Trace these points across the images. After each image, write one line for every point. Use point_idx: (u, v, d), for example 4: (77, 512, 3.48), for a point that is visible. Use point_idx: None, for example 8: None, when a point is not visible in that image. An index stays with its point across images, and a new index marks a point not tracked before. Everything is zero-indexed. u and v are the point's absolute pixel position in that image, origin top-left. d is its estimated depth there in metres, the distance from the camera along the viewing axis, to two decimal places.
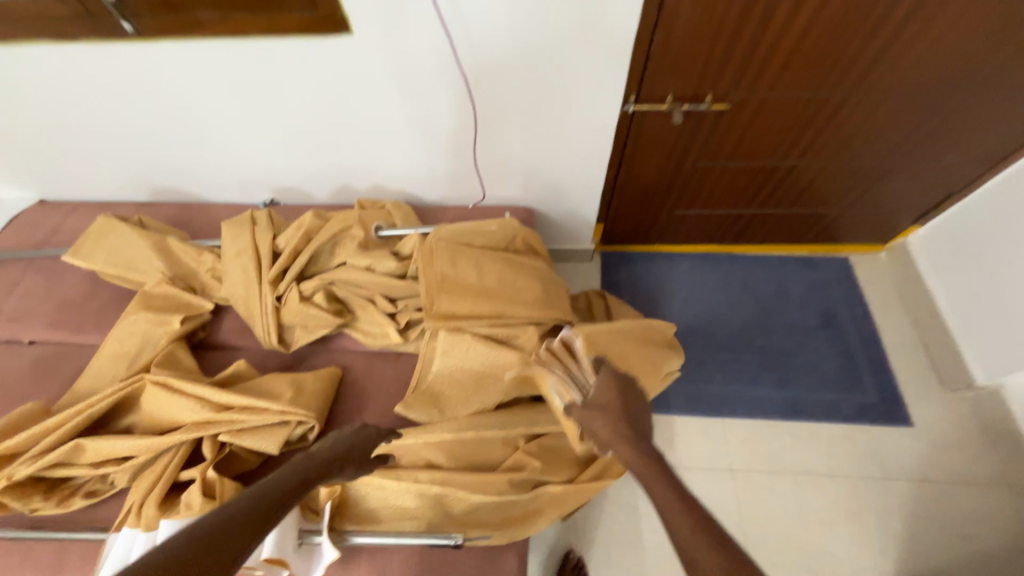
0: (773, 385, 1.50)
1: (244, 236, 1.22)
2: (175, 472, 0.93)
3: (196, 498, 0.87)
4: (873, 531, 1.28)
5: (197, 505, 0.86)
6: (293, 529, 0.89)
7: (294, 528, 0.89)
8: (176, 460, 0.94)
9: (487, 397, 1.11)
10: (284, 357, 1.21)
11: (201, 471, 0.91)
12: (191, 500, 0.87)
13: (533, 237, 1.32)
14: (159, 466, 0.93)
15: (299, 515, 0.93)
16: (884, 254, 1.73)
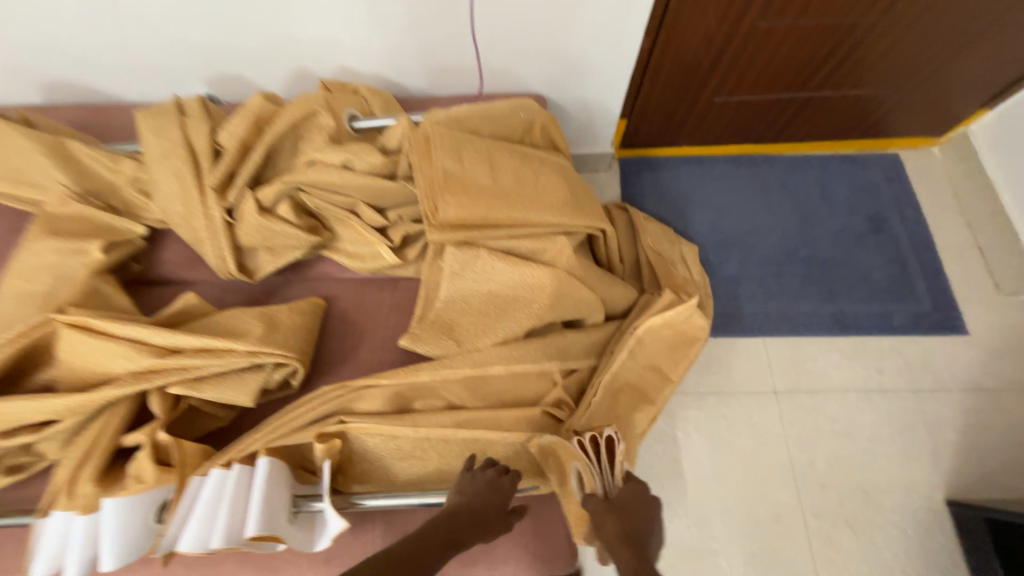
0: (819, 299, 1.34)
1: (170, 131, 0.91)
2: (116, 437, 0.70)
3: (146, 467, 0.67)
4: (924, 446, 1.17)
5: (150, 476, 0.66)
6: (284, 496, 0.67)
7: (285, 495, 0.68)
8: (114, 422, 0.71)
9: (515, 322, 0.87)
10: (249, 290, 0.96)
11: (149, 433, 0.68)
12: (139, 472, 0.67)
13: (554, 125, 1.05)
14: (92, 432, 0.70)
15: (291, 477, 0.72)
16: (937, 149, 1.52)
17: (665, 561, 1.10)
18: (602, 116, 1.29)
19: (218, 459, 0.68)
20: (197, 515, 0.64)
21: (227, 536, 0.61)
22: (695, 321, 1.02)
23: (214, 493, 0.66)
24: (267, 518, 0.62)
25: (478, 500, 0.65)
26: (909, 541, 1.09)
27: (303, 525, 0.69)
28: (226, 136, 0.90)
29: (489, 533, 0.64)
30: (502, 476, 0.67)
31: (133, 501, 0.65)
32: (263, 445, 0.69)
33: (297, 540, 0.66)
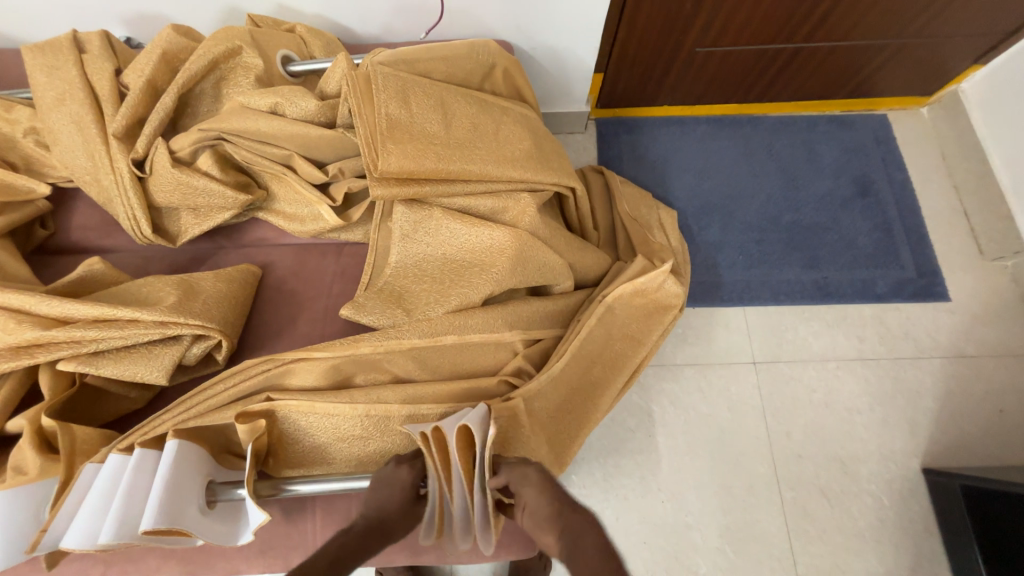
0: (800, 266, 1.28)
1: (65, 69, 0.80)
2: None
3: (28, 457, 0.60)
4: (903, 414, 1.15)
5: (32, 468, 0.59)
6: (196, 483, 0.59)
7: (197, 483, 0.59)
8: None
9: (471, 289, 0.77)
10: (173, 257, 0.85)
11: (30, 419, 0.61)
12: (19, 461, 0.60)
13: (518, 71, 0.94)
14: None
15: (212, 462, 0.64)
16: (927, 109, 1.44)
17: (637, 536, 1.06)
18: (575, 67, 1.17)
19: (117, 445, 0.61)
20: (88, 507, 0.56)
21: (120, 530, 0.53)
22: (670, 288, 0.95)
23: (109, 482, 0.58)
24: (168, 509, 0.54)
25: (377, 496, 0.58)
26: (884, 510, 1.07)
27: (224, 515, 0.61)
28: (132, 77, 0.79)
29: (399, 532, 0.57)
30: (403, 467, 0.61)
31: (13, 494, 0.58)
32: (171, 426, 0.62)
33: (216, 534, 0.58)
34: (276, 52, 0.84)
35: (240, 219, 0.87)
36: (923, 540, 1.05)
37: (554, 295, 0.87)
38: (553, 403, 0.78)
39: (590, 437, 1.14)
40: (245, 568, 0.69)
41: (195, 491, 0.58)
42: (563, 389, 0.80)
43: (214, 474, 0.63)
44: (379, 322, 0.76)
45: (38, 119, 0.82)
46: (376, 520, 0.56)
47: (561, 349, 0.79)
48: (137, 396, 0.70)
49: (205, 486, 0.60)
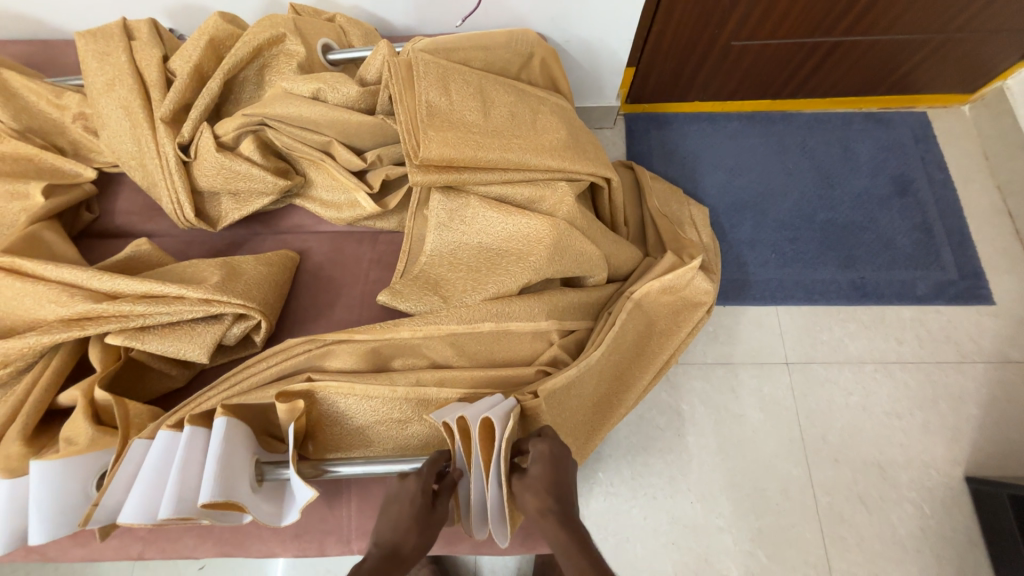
0: (836, 266, 1.25)
1: (115, 55, 0.81)
2: (48, 397, 0.64)
3: (80, 429, 0.62)
4: (946, 420, 1.10)
5: (82, 439, 0.61)
6: (246, 461, 0.59)
7: (248, 462, 0.59)
8: (44, 377, 0.64)
9: (510, 278, 0.76)
10: (211, 242, 0.86)
11: (84, 391, 0.63)
12: (73, 437, 0.61)
13: (555, 60, 0.93)
14: (23, 385, 0.64)
15: (255, 441, 0.64)
16: (969, 106, 1.39)
17: (666, 537, 1.04)
18: (609, 60, 1.16)
19: (166, 421, 0.61)
20: (142, 481, 0.56)
21: (178, 505, 0.53)
22: (699, 284, 0.94)
23: (161, 458, 0.58)
24: (224, 485, 0.54)
25: (390, 517, 0.56)
26: (925, 519, 1.03)
27: (271, 496, 0.61)
28: (179, 63, 0.81)
29: (415, 554, 0.55)
30: (409, 477, 0.58)
31: (65, 465, 0.59)
32: (217, 403, 0.63)
33: (264, 515, 0.58)
34: (318, 40, 0.84)
35: (278, 205, 0.88)
36: (966, 552, 1.00)
37: (588, 288, 0.86)
38: (584, 392, 0.76)
39: (617, 434, 1.12)
40: (280, 551, 0.69)
41: (246, 469, 0.58)
42: (594, 378, 0.78)
43: (260, 455, 0.64)
44: (414, 308, 0.76)
45: (87, 105, 0.84)
46: (387, 547, 0.54)
47: (598, 341, 0.77)
48: (179, 374, 0.71)
49: (254, 465, 0.60)
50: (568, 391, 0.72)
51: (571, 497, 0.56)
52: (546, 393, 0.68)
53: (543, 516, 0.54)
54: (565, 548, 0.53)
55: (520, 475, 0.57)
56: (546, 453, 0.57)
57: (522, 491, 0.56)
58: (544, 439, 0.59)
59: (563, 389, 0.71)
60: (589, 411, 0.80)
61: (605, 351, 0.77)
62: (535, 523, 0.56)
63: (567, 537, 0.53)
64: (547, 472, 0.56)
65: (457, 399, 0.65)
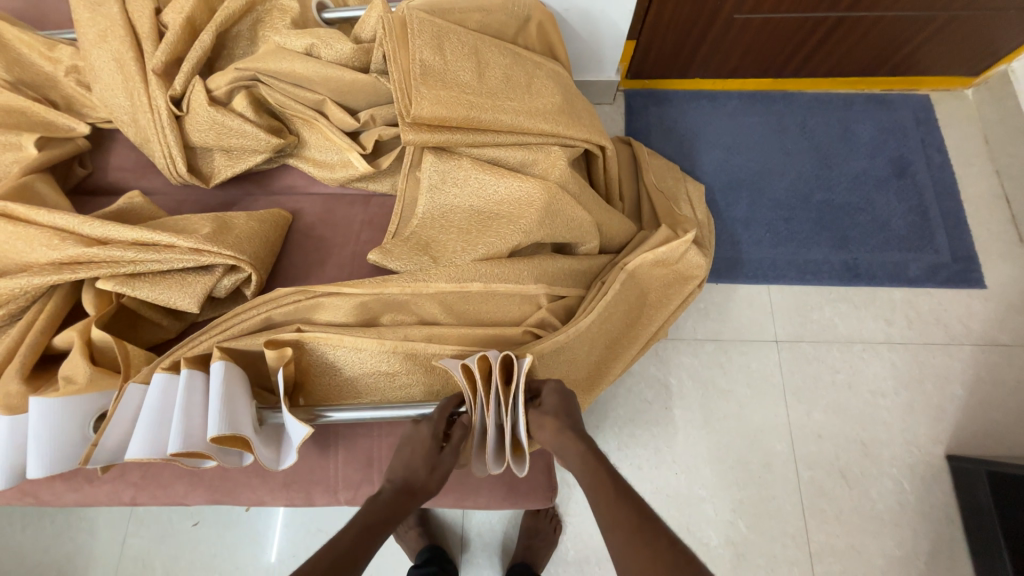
0: (830, 247, 1.25)
1: (107, 6, 0.81)
2: (44, 339, 0.66)
3: (78, 368, 0.63)
4: (930, 400, 1.11)
5: (82, 377, 0.63)
6: (248, 404, 0.61)
7: (249, 407, 0.61)
8: (42, 318, 0.66)
9: (500, 238, 0.76)
10: (204, 200, 0.86)
11: (80, 331, 0.65)
12: (72, 375, 0.63)
13: (552, 25, 0.93)
14: (19, 327, 0.66)
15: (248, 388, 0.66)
16: (972, 90, 1.38)
17: (650, 506, 1.06)
18: (609, 31, 1.14)
19: (162, 364, 0.63)
20: (144, 421, 0.58)
21: (185, 441, 0.55)
22: (692, 258, 0.94)
23: (161, 400, 0.60)
24: (229, 417, 0.56)
25: (406, 456, 0.59)
26: (904, 494, 1.05)
27: (269, 440, 0.63)
28: (171, 15, 0.80)
29: (432, 489, 0.59)
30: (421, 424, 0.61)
31: (64, 404, 0.60)
32: (213, 344, 0.65)
33: (264, 457, 0.60)
34: None
35: (272, 165, 0.88)
36: (943, 527, 1.02)
37: (579, 255, 0.87)
38: (576, 358, 0.77)
39: (605, 406, 1.14)
40: (269, 499, 0.71)
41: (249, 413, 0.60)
42: (586, 345, 0.78)
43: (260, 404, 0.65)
44: (402, 266, 0.76)
45: (80, 58, 0.84)
46: (406, 483, 0.57)
47: (590, 308, 0.77)
48: (171, 325, 0.73)
49: (255, 409, 0.62)
50: (558, 355, 0.73)
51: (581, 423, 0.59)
52: (536, 354, 0.69)
53: (561, 434, 0.56)
54: (582, 461, 0.55)
55: (536, 406, 0.60)
56: (557, 387, 0.61)
57: (540, 416, 0.58)
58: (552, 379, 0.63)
59: (553, 353, 0.72)
60: (580, 377, 0.80)
61: (595, 318, 0.77)
62: (553, 448, 0.57)
63: (585, 449, 0.55)
64: (562, 402, 0.59)
65: (443, 357, 0.66)
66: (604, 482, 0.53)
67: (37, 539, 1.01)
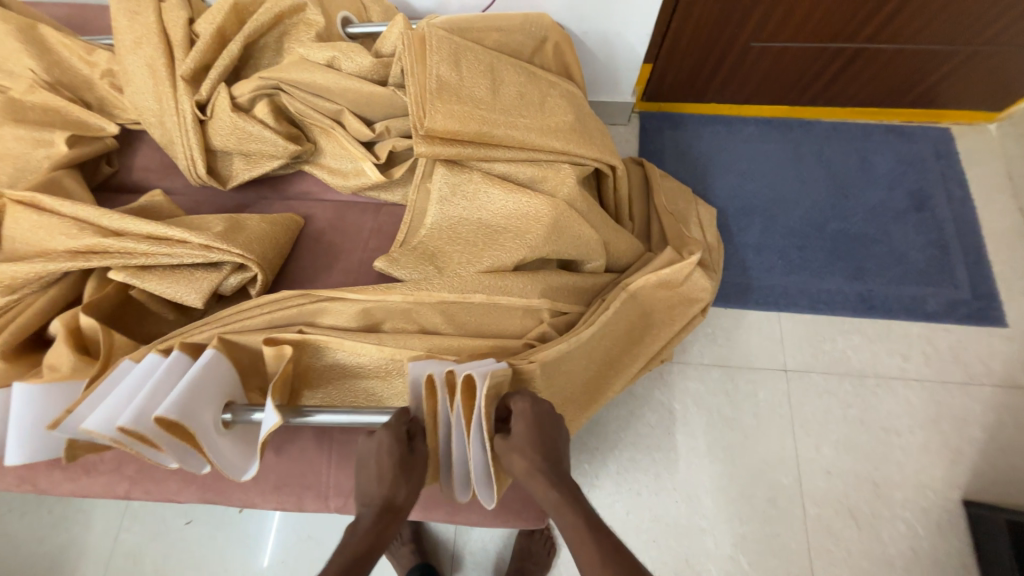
0: (845, 277, 1.23)
1: (144, 15, 0.85)
2: (32, 321, 0.68)
3: (62, 357, 0.65)
4: (947, 441, 1.07)
5: (65, 366, 0.64)
6: (215, 400, 0.60)
7: (218, 398, 0.60)
8: (38, 303, 0.69)
9: (505, 252, 0.77)
10: (220, 201, 0.89)
11: (64, 324, 0.66)
12: (56, 364, 0.65)
13: (569, 46, 0.94)
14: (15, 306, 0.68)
15: (244, 394, 0.66)
16: (995, 125, 1.36)
17: (648, 534, 1.03)
18: (625, 54, 1.16)
19: (157, 346, 0.65)
20: (114, 397, 0.58)
21: (138, 417, 0.54)
22: (698, 281, 0.94)
23: (138, 379, 0.60)
24: (184, 408, 0.55)
25: (375, 470, 0.56)
26: (917, 540, 1.00)
27: (232, 441, 0.62)
28: (203, 25, 0.84)
29: (411, 500, 0.57)
30: (377, 432, 0.57)
31: (46, 391, 0.62)
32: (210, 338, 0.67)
33: (218, 457, 0.58)
34: (338, 13, 0.88)
35: (288, 170, 0.91)
36: None
37: (584, 273, 0.86)
38: (574, 371, 0.76)
39: (606, 428, 1.12)
40: (259, 501, 0.71)
41: (215, 405, 0.60)
42: (585, 359, 0.78)
43: (237, 400, 0.65)
44: (406, 275, 0.77)
45: (116, 62, 0.88)
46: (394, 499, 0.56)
47: (589, 321, 0.77)
48: (173, 318, 0.75)
49: (224, 406, 0.61)
50: (559, 366, 0.72)
51: (555, 454, 0.57)
52: (541, 360, 0.68)
53: (531, 474, 0.55)
54: (554, 501, 0.54)
55: (504, 436, 0.58)
56: (525, 411, 0.58)
57: (507, 453, 0.57)
58: (524, 399, 0.59)
59: (554, 363, 0.71)
60: (579, 392, 0.79)
61: (596, 330, 0.77)
62: (525, 481, 0.56)
63: (557, 495, 0.54)
64: (530, 431, 0.57)
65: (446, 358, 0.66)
66: (580, 527, 0.52)
67: (34, 527, 1.02)
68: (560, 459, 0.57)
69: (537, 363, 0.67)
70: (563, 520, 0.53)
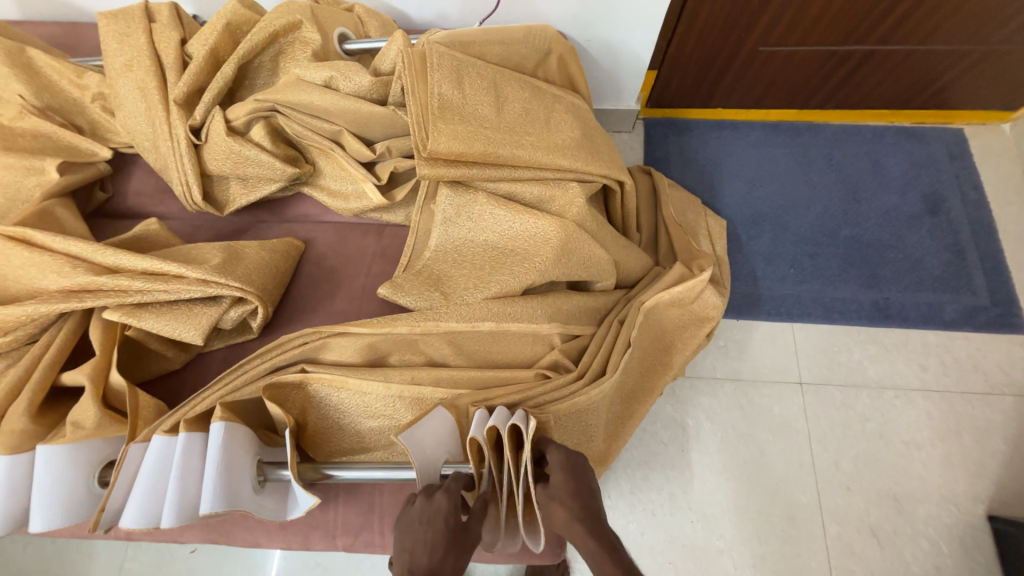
0: (860, 284, 1.19)
1: (134, 37, 0.82)
2: (52, 374, 0.65)
3: (87, 412, 0.62)
4: (968, 454, 1.04)
5: (89, 422, 0.62)
6: (247, 466, 0.59)
7: (248, 462, 0.60)
8: (49, 354, 0.66)
9: (514, 276, 0.74)
10: (217, 226, 0.86)
11: (92, 378, 0.63)
12: (79, 420, 0.62)
13: (573, 56, 0.91)
14: (28, 359, 0.66)
15: (255, 438, 0.64)
16: (1009, 125, 1.32)
17: (664, 556, 1.00)
18: (630, 62, 1.13)
19: (162, 425, 0.61)
20: (141, 486, 0.58)
21: (179, 512, 0.55)
22: (709, 299, 0.91)
23: (160, 462, 0.59)
24: (224, 491, 0.55)
25: (424, 537, 0.51)
26: (941, 558, 0.97)
27: (273, 492, 0.62)
28: (195, 46, 0.82)
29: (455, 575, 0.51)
30: (438, 496, 0.54)
31: (70, 452, 0.60)
32: (212, 403, 0.63)
33: (267, 515, 0.59)
34: (334, 29, 0.85)
35: (287, 193, 0.88)
36: None
37: (594, 293, 0.83)
38: (597, 423, 0.71)
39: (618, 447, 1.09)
40: (265, 542, 0.69)
41: (247, 470, 0.59)
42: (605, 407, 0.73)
43: (262, 453, 0.64)
44: (414, 305, 0.74)
45: (106, 85, 0.85)
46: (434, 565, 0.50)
47: (614, 365, 0.72)
48: (176, 355, 0.73)
49: (256, 466, 0.60)
50: (576, 417, 0.68)
51: (593, 502, 0.55)
52: (556, 411, 0.66)
53: (570, 526, 0.54)
54: (592, 554, 0.52)
55: (542, 485, 0.57)
56: (563, 462, 0.57)
57: (546, 503, 0.55)
58: (558, 447, 0.59)
59: (570, 415, 0.68)
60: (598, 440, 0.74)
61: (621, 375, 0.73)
62: (562, 530, 0.55)
63: (596, 545, 0.52)
64: (568, 481, 0.56)
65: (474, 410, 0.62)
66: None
67: (38, 560, 0.99)
68: (601, 507, 0.55)
69: (549, 412, 0.65)
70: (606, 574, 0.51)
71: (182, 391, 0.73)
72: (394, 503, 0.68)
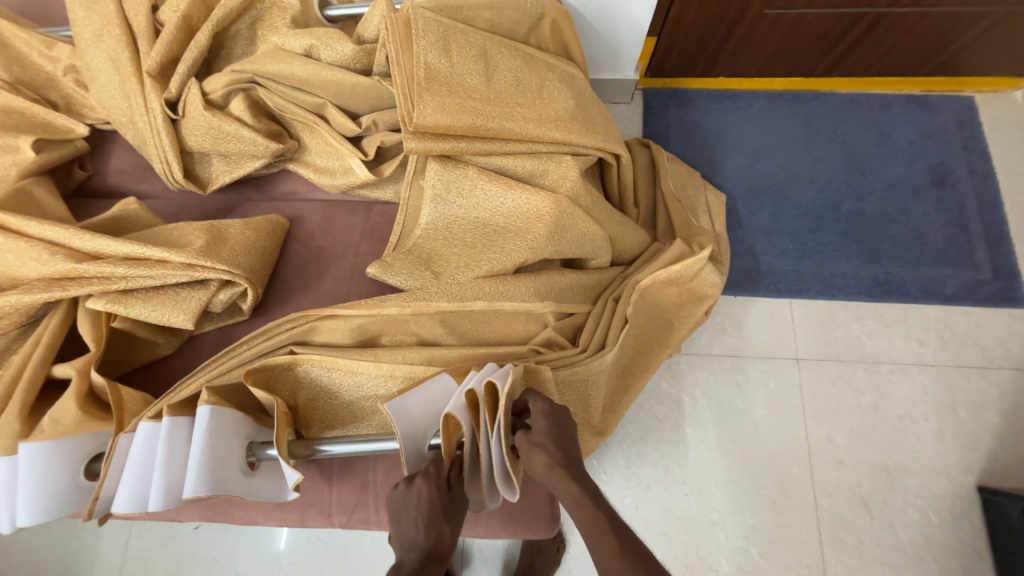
0: (860, 259, 1.17)
1: (102, 4, 0.78)
2: (43, 369, 0.65)
3: (67, 408, 0.62)
4: (962, 427, 1.04)
5: (69, 419, 0.61)
6: (234, 449, 0.59)
7: (236, 444, 0.60)
8: (41, 347, 0.65)
9: (506, 256, 0.72)
10: (200, 205, 0.84)
11: (80, 371, 0.64)
12: (59, 417, 0.61)
13: (568, 22, 0.87)
14: (24, 352, 0.66)
15: (250, 421, 0.64)
16: (1021, 92, 1.27)
17: (657, 528, 1.02)
18: (627, 28, 1.08)
19: (146, 412, 0.61)
20: (129, 473, 0.58)
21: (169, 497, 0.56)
22: (707, 277, 0.90)
23: (146, 451, 0.59)
24: (212, 477, 0.55)
25: (414, 519, 0.53)
26: (930, 527, 0.99)
27: (266, 472, 0.63)
28: (168, 14, 0.78)
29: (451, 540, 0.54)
30: (415, 481, 0.54)
31: (53, 448, 0.59)
32: (200, 386, 0.62)
33: (262, 493, 0.61)
34: None
35: (271, 170, 0.85)
36: (972, 562, 0.96)
37: (589, 271, 0.81)
38: (594, 395, 0.71)
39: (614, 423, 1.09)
40: (262, 520, 0.69)
41: (235, 453, 0.59)
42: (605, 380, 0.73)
43: (254, 435, 0.64)
44: (405, 284, 0.73)
45: (77, 57, 0.81)
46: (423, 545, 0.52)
47: (614, 339, 0.72)
48: (166, 342, 0.72)
49: (245, 447, 0.61)
50: (572, 386, 0.68)
51: (574, 453, 0.55)
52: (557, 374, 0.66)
53: (553, 471, 0.52)
54: (577, 501, 0.51)
55: (524, 432, 0.56)
56: (547, 411, 0.56)
57: (528, 449, 0.54)
58: (544, 399, 0.58)
59: (569, 382, 0.67)
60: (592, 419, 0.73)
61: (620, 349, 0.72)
62: (544, 479, 0.53)
63: (580, 491, 0.51)
64: (552, 428, 0.55)
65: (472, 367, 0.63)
66: (606, 531, 0.49)
67: (45, 538, 1.01)
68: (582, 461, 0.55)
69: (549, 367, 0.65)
70: (590, 518, 0.50)
71: (173, 374, 0.73)
72: (387, 482, 0.68)
